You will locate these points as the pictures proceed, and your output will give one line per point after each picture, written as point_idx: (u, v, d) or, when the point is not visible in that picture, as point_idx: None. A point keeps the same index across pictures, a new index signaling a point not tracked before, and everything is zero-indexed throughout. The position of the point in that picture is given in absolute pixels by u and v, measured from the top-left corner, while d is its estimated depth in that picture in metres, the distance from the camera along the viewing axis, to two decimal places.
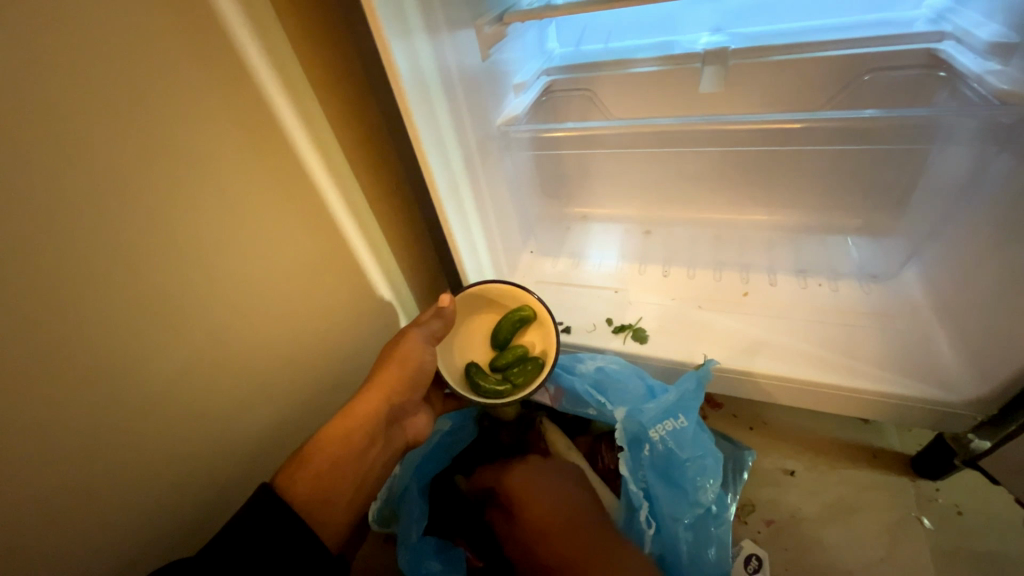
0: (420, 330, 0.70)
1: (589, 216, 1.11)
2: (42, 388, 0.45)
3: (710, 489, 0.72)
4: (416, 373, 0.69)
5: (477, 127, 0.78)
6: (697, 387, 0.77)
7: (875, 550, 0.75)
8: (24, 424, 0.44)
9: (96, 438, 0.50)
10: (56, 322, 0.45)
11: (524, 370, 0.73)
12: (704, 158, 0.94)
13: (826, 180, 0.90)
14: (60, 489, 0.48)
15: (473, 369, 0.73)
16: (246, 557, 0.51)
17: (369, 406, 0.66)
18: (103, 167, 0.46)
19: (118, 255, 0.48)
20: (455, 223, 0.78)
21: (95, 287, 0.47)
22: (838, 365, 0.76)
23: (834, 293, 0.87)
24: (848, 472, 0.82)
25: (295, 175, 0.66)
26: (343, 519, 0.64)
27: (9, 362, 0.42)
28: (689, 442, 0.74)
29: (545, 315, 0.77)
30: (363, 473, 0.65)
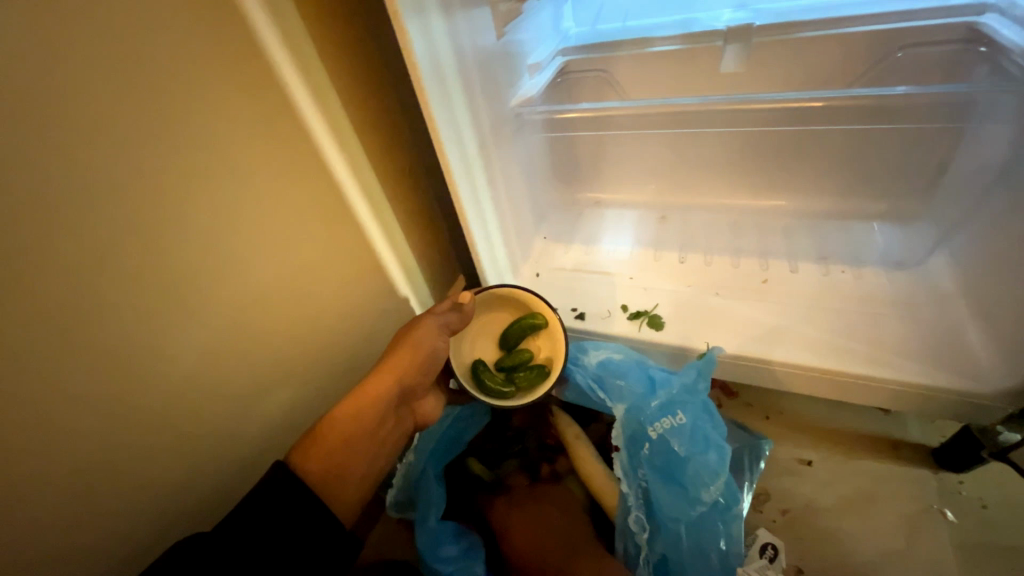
0: (435, 317, 0.71)
1: (603, 202, 1.08)
2: (64, 366, 0.46)
3: (715, 486, 0.67)
4: (428, 358, 0.69)
5: (491, 109, 0.77)
6: (698, 378, 0.72)
7: (893, 541, 0.73)
8: (47, 401, 0.45)
9: (117, 416, 0.51)
10: (76, 302, 0.45)
11: (529, 376, 0.73)
12: (723, 140, 0.91)
13: (851, 162, 0.87)
14: (83, 465, 0.50)
15: (480, 366, 0.74)
16: (263, 535, 0.52)
17: (381, 387, 0.66)
18: (118, 148, 0.46)
19: (135, 236, 0.48)
20: (468, 207, 0.77)
21: (113, 267, 0.47)
22: (860, 354, 0.74)
23: (857, 280, 0.84)
24: (867, 464, 0.80)
25: (308, 157, 0.65)
26: (357, 495, 0.63)
27: (32, 341, 0.43)
28: (690, 439, 0.69)
29: (556, 325, 0.77)
30: (376, 449, 0.66)
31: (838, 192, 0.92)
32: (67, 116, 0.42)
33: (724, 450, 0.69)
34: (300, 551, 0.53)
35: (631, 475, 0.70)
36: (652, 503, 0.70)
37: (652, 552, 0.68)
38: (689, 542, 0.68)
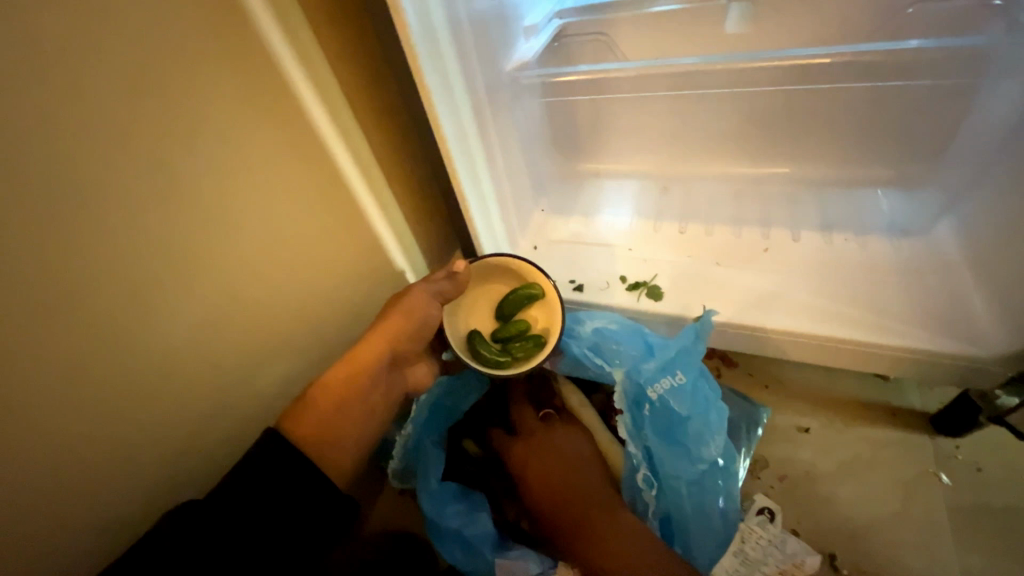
0: (429, 284, 0.69)
1: (603, 172, 1.05)
2: (49, 338, 0.45)
3: (716, 442, 0.69)
4: (420, 325, 0.69)
5: (486, 73, 0.73)
6: (696, 341, 0.71)
7: (887, 505, 0.75)
8: (33, 372, 0.45)
9: (108, 388, 0.51)
10: (59, 273, 0.44)
11: (526, 347, 0.72)
12: (726, 104, 0.89)
13: (857, 124, 0.85)
14: (76, 435, 0.50)
15: (476, 337, 0.73)
16: (263, 502, 0.52)
17: (372, 351, 0.66)
18: (93, 112, 0.43)
19: (117, 205, 0.47)
20: (464, 176, 0.75)
21: (95, 238, 0.46)
22: (862, 321, 0.73)
23: (860, 248, 0.83)
24: (865, 431, 0.80)
25: (296, 123, 0.62)
26: (350, 460, 0.64)
27: (13, 312, 0.42)
28: (690, 399, 0.70)
29: (551, 294, 0.76)
30: (367, 416, 0.66)
31: (844, 158, 0.90)
32: (37, 76, 0.40)
33: (722, 409, 0.71)
34: (302, 518, 0.53)
35: (633, 436, 0.70)
36: (654, 463, 0.70)
37: (656, 509, 0.70)
38: (691, 500, 0.68)
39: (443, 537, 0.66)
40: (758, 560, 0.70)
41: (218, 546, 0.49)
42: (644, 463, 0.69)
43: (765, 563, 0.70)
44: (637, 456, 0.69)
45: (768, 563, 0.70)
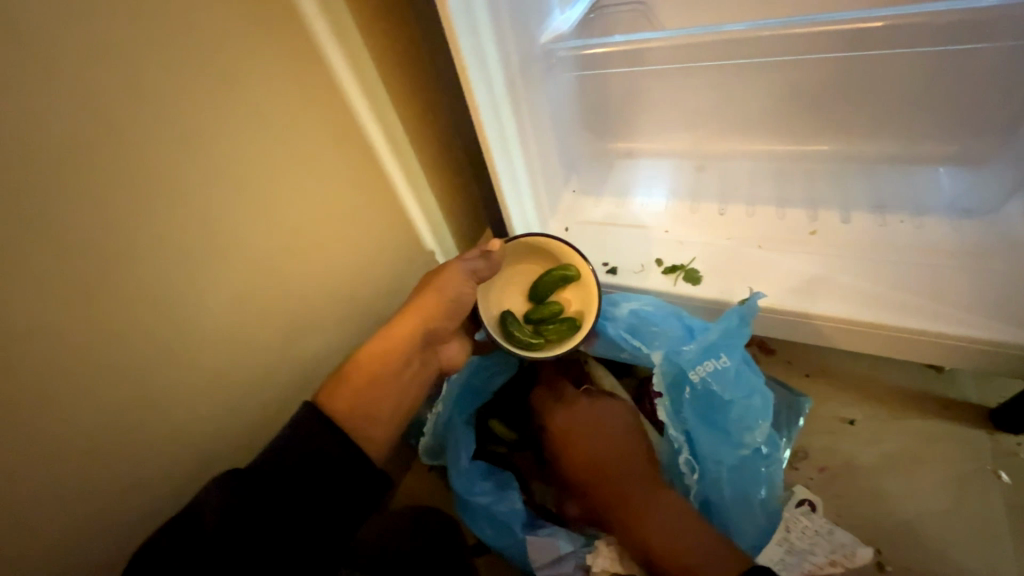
0: (462, 262, 0.69)
1: (636, 151, 1.00)
2: (95, 310, 0.46)
3: (759, 428, 0.67)
4: (453, 303, 0.68)
5: (521, 44, 0.71)
6: (741, 324, 0.69)
7: (938, 501, 0.71)
8: (81, 342, 0.46)
9: (152, 360, 0.52)
10: (102, 246, 0.45)
11: (559, 329, 0.71)
12: (771, 76, 0.84)
13: (917, 94, 0.79)
14: (123, 405, 0.51)
15: (510, 318, 0.72)
16: (297, 475, 0.52)
17: (407, 328, 0.66)
18: (127, 83, 0.44)
19: (153, 177, 0.47)
20: (497, 155, 0.73)
21: (136, 212, 0.47)
22: (918, 308, 0.69)
23: (917, 230, 0.78)
24: (915, 424, 0.76)
25: (329, 98, 0.62)
26: (385, 435, 0.62)
27: (60, 282, 0.43)
28: (733, 383, 0.68)
29: (587, 277, 0.74)
30: (402, 392, 0.65)
31: (900, 133, 0.84)
32: (74, 50, 0.40)
33: (766, 395, 0.69)
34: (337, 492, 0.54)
35: (673, 419, 0.69)
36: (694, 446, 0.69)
37: (696, 494, 0.68)
38: (732, 486, 0.67)
39: (474, 513, 0.67)
40: (805, 548, 0.67)
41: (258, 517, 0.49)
42: (685, 447, 0.68)
43: (813, 551, 0.66)
44: (678, 440, 0.68)
45: (815, 552, 0.66)
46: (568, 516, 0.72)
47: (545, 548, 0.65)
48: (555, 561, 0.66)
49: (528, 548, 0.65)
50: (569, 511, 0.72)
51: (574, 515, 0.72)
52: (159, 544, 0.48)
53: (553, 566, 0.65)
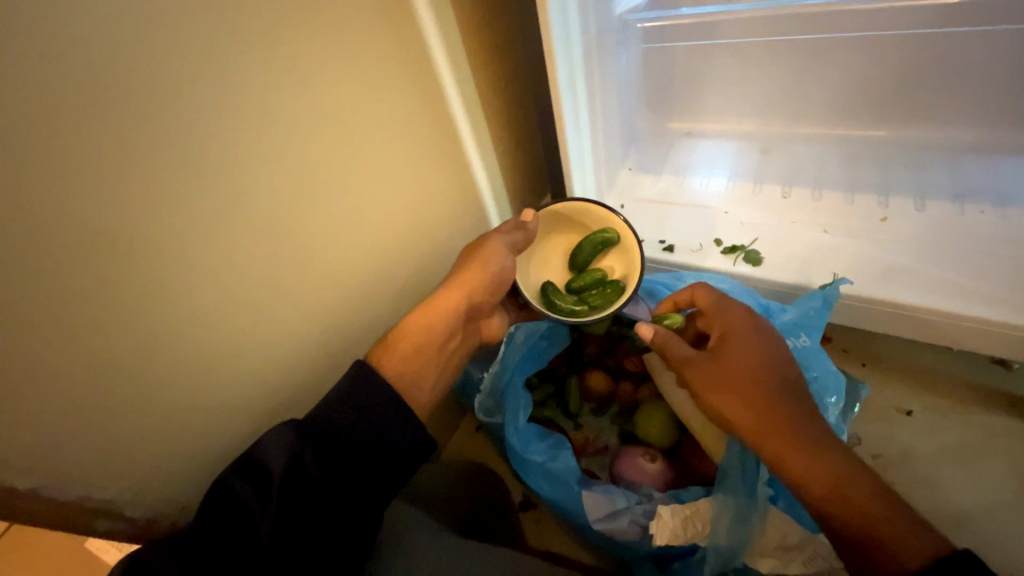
0: (501, 238, 0.69)
1: (697, 132, 0.99)
2: (231, 263, 0.49)
3: (830, 411, 0.66)
4: (495, 278, 0.69)
5: (599, 14, 0.71)
6: (823, 306, 0.69)
7: (999, 494, 0.71)
8: (222, 296, 0.49)
9: (262, 316, 0.54)
10: (233, 205, 0.47)
11: (602, 294, 0.72)
12: (855, 58, 0.81)
13: (1012, 80, 0.75)
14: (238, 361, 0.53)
15: (551, 288, 0.73)
16: (350, 426, 0.52)
17: (449, 300, 0.66)
18: (254, 44, 0.45)
19: (270, 137, 0.49)
20: (569, 125, 0.74)
21: (258, 171, 0.48)
22: (998, 299, 0.68)
23: (1000, 222, 0.76)
24: (976, 417, 0.76)
25: (416, 62, 0.63)
26: (430, 396, 0.65)
27: (198, 235, 0.45)
28: (810, 363, 0.68)
29: (628, 240, 0.75)
30: (445, 360, 0.67)
31: (987, 121, 0.81)
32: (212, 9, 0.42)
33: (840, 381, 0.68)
34: (399, 449, 0.54)
35: None
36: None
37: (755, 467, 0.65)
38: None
39: (530, 472, 0.67)
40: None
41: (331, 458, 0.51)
42: None
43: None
44: None
45: None
46: (625, 479, 0.72)
47: (600, 503, 0.63)
48: (611, 516, 0.63)
49: (583, 502, 0.63)
50: (625, 475, 0.72)
51: (630, 479, 0.72)
52: (214, 507, 0.48)
53: (607, 520, 0.63)
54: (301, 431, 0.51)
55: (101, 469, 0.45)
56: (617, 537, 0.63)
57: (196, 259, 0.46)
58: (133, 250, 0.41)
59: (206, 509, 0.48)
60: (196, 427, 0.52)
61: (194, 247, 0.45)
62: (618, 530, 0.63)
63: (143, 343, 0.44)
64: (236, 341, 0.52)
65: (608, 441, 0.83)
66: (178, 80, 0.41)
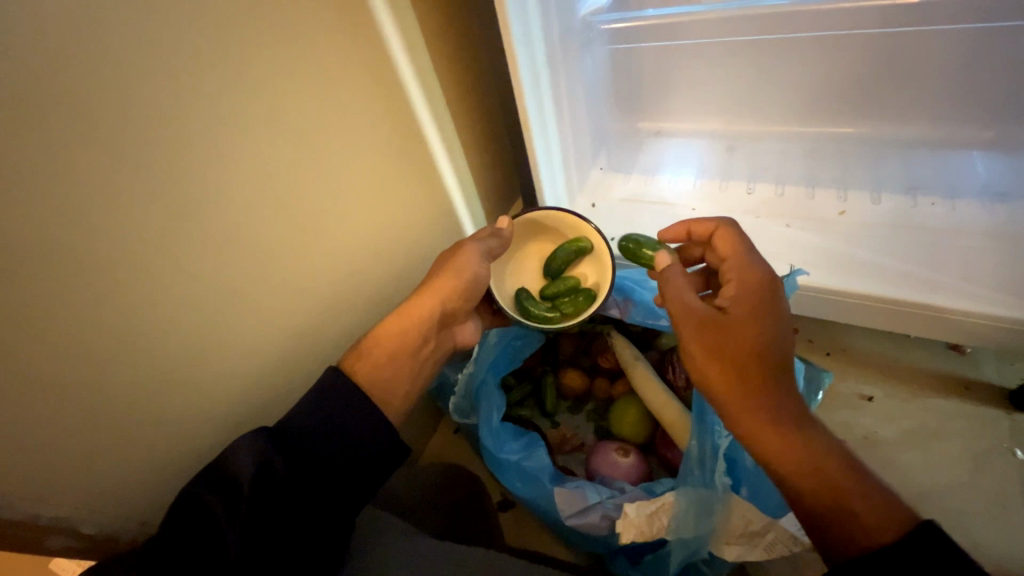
0: (478, 243, 0.69)
1: (665, 131, 1.01)
2: (191, 273, 0.48)
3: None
4: (471, 285, 0.68)
5: (562, 16, 0.71)
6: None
7: (955, 474, 0.74)
8: (179, 309, 0.47)
9: (224, 326, 0.53)
10: (188, 216, 0.46)
11: (575, 301, 0.72)
12: (813, 56, 0.83)
13: (957, 78, 0.79)
14: (199, 373, 0.52)
15: (524, 295, 0.73)
16: (320, 432, 0.52)
17: (423, 308, 0.65)
18: (206, 51, 0.44)
19: (226, 146, 0.48)
20: (535, 127, 0.75)
21: (214, 180, 0.47)
22: (951, 288, 0.71)
23: (950, 213, 0.79)
24: (932, 401, 0.79)
25: (378, 64, 0.62)
26: (404, 403, 0.63)
27: (152, 248, 0.44)
28: None
29: (601, 247, 0.75)
30: (420, 365, 0.66)
31: (936, 115, 0.85)
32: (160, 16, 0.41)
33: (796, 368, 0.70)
34: (370, 455, 0.53)
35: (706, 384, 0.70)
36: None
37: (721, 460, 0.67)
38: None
39: (505, 470, 0.68)
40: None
41: (300, 465, 0.50)
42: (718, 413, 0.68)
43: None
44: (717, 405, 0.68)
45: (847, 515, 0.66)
46: (598, 473, 0.73)
47: (571, 498, 0.64)
48: (583, 510, 0.64)
49: (556, 498, 0.64)
50: (599, 470, 0.73)
51: (604, 473, 0.73)
52: (179, 521, 0.46)
53: (580, 515, 0.63)
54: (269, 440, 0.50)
55: (55, 488, 0.44)
56: (589, 531, 0.64)
57: (151, 272, 0.44)
58: (85, 263, 0.40)
59: (170, 523, 0.46)
60: (156, 442, 0.50)
61: (147, 260, 0.44)
62: (591, 524, 0.64)
63: (97, 357, 0.43)
64: (199, 352, 0.51)
65: (584, 437, 0.84)
66: (124, 89, 0.39)
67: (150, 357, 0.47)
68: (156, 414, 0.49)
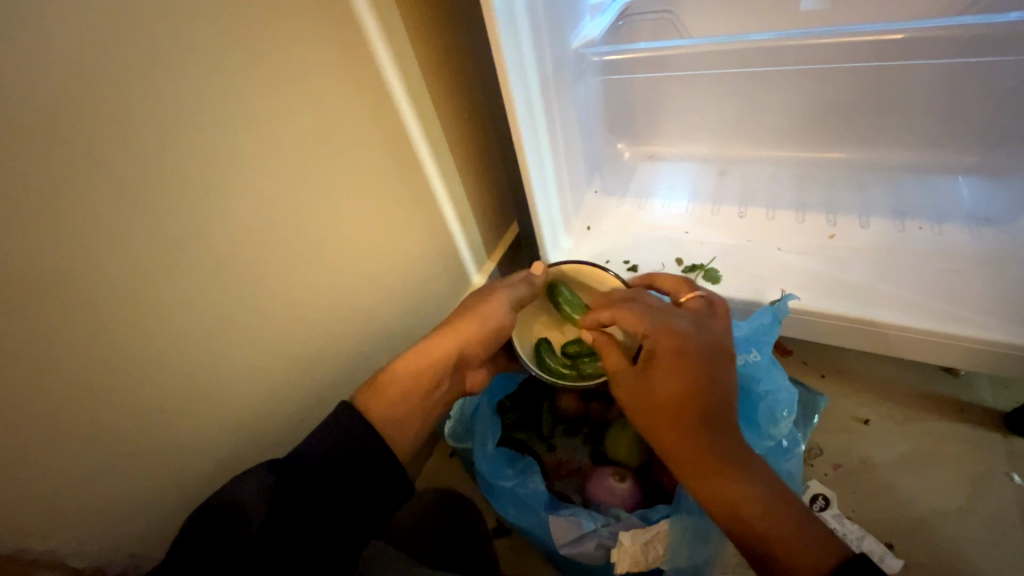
0: (508, 293, 0.71)
1: (658, 155, 1.03)
2: (189, 301, 0.48)
3: (782, 422, 0.68)
4: (493, 331, 0.68)
5: (554, 48, 0.74)
6: (774, 322, 0.70)
7: (953, 500, 0.73)
8: (176, 337, 0.48)
9: (218, 354, 0.53)
10: (187, 246, 0.47)
11: (594, 365, 0.73)
12: (799, 82, 0.87)
13: (936, 104, 0.82)
14: (192, 401, 0.52)
15: (546, 347, 0.75)
16: (319, 458, 0.52)
17: (444, 350, 0.65)
18: (206, 87, 0.46)
19: (226, 177, 0.49)
20: (530, 154, 0.76)
21: (214, 211, 0.49)
22: (939, 311, 0.72)
23: (936, 236, 0.81)
24: (928, 424, 0.79)
25: (376, 95, 0.64)
26: (412, 448, 0.61)
27: (150, 277, 0.45)
28: (765, 377, 0.69)
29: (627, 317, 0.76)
30: (432, 407, 0.64)
31: (920, 141, 0.88)
32: (166, 56, 0.43)
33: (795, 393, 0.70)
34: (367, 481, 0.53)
35: None
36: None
37: None
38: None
39: (499, 497, 0.67)
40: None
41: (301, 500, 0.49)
42: None
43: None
44: None
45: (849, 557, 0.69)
46: (591, 498, 0.73)
47: (565, 526, 0.63)
48: (577, 539, 0.63)
49: (550, 526, 0.64)
50: (593, 495, 0.73)
51: (599, 499, 0.72)
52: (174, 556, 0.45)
53: (573, 544, 0.63)
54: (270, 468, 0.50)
55: (44, 520, 0.43)
56: (584, 560, 0.63)
57: (149, 301, 0.45)
58: (79, 292, 0.40)
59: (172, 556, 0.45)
60: (147, 470, 0.50)
61: (145, 290, 0.45)
62: (585, 553, 0.63)
63: (93, 386, 0.43)
64: (191, 378, 0.51)
65: (580, 461, 0.84)
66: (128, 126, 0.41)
67: (145, 386, 0.47)
68: (149, 441, 0.49)
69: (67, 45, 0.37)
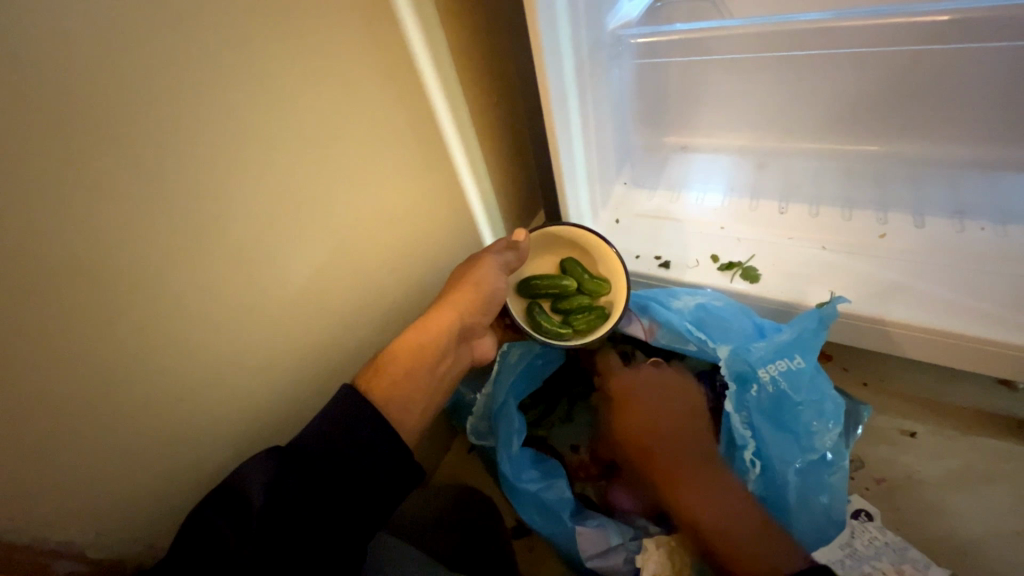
0: (494, 257, 0.68)
1: (690, 146, 0.97)
2: (210, 290, 0.47)
3: (828, 435, 0.63)
4: (488, 297, 0.67)
5: (591, 28, 0.70)
6: (819, 327, 0.66)
7: (1010, 522, 0.68)
8: (197, 328, 0.47)
9: (237, 346, 0.51)
10: (208, 236, 0.45)
11: (588, 319, 0.70)
12: (851, 69, 0.80)
13: (1002, 94, 0.75)
14: (210, 393, 0.50)
15: (536, 309, 0.71)
16: (325, 450, 0.49)
17: (442, 322, 0.63)
18: (228, 68, 0.43)
19: (248, 165, 0.47)
20: (562, 141, 0.72)
21: (235, 199, 0.47)
22: (1005, 320, 0.66)
23: (1000, 237, 0.75)
24: (981, 441, 0.74)
25: (404, 77, 0.61)
26: (419, 424, 0.59)
27: (169, 267, 0.43)
28: (807, 386, 0.65)
29: (614, 262, 0.73)
30: (438, 382, 0.62)
31: (984, 135, 0.81)
32: (186, 36, 0.40)
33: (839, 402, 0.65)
34: (381, 476, 0.51)
35: (739, 414, 0.66)
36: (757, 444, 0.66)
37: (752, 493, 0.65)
38: (794, 489, 0.64)
39: (522, 499, 0.66)
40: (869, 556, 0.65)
41: (308, 487, 0.48)
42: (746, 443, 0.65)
43: (878, 560, 0.64)
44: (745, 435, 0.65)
45: (879, 560, 0.64)
46: (619, 508, 0.71)
47: (593, 538, 0.64)
48: (604, 551, 0.64)
49: (578, 539, 0.64)
50: (619, 503, 0.71)
51: (624, 507, 0.70)
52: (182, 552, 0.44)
53: (602, 557, 0.64)
54: (279, 459, 0.48)
55: (61, 512, 0.43)
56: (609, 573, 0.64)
57: (170, 293, 0.44)
58: (99, 283, 0.39)
59: (179, 550, 0.44)
60: (163, 463, 0.49)
61: (166, 281, 0.43)
62: (613, 566, 0.64)
63: (110, 379, 0.42)
64: (212, 368, 0.50)
65: None
66: (148, 111, 0.39)
67: (165, 379, 0.46)
68: (169, 434, 0.48)
69: (86, 27, 0.35)
